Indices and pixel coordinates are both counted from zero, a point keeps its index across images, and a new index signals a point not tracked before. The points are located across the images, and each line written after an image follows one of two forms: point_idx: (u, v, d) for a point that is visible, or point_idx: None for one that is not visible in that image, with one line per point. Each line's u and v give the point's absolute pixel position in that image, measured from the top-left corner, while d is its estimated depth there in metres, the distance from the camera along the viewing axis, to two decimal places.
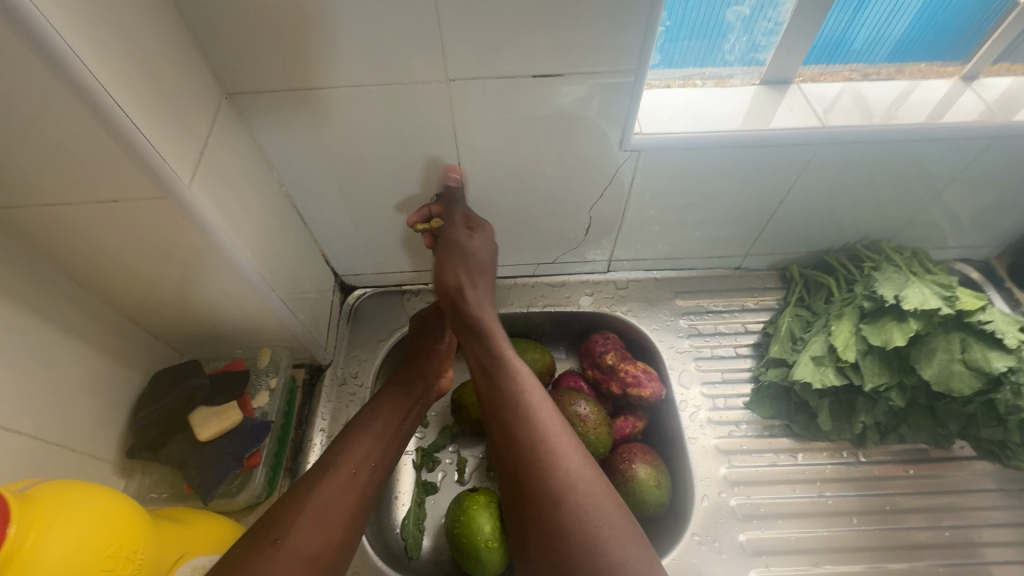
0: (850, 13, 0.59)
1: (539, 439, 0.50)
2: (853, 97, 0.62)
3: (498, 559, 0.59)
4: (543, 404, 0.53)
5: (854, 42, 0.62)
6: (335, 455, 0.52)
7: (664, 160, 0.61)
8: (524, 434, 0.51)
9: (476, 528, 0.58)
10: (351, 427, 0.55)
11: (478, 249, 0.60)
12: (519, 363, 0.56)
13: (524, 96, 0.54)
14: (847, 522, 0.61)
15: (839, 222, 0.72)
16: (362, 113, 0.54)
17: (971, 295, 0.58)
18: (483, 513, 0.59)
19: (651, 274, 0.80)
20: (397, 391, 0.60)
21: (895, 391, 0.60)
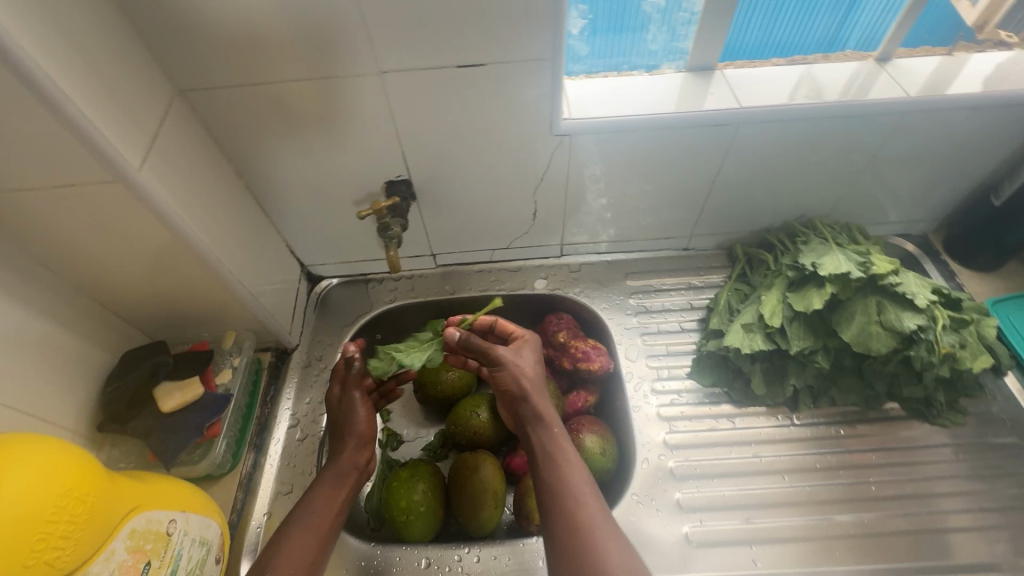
0: (843, 13, 0.65)
1: (580, 518, 0.51)
2: (808, 83, 0.65)
3: (432, 520, 0.66)
4: (583, 489, 0.53)
5: (848, 40, 0.68)
6: (274, 556, 0.54)
7: (594, 144, 0.65)
8: (577, 516, 0.51)
9: (412, 494, 0.65)
10: (286, 525, 0.57)
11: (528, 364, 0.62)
12: (564, 450, 0.56)
13: (455, 86, 0.57)
14: (780, 480, 0.64)
15: (772, 199, 0.76)
16: (305, 106, 0.58)
17: (885, 260, 0.61)
18: (420, 481, 0.66)
19: (602, 257, 0.84)
20: (327, 484, 0.60)
21: (821, 354, 0.64)
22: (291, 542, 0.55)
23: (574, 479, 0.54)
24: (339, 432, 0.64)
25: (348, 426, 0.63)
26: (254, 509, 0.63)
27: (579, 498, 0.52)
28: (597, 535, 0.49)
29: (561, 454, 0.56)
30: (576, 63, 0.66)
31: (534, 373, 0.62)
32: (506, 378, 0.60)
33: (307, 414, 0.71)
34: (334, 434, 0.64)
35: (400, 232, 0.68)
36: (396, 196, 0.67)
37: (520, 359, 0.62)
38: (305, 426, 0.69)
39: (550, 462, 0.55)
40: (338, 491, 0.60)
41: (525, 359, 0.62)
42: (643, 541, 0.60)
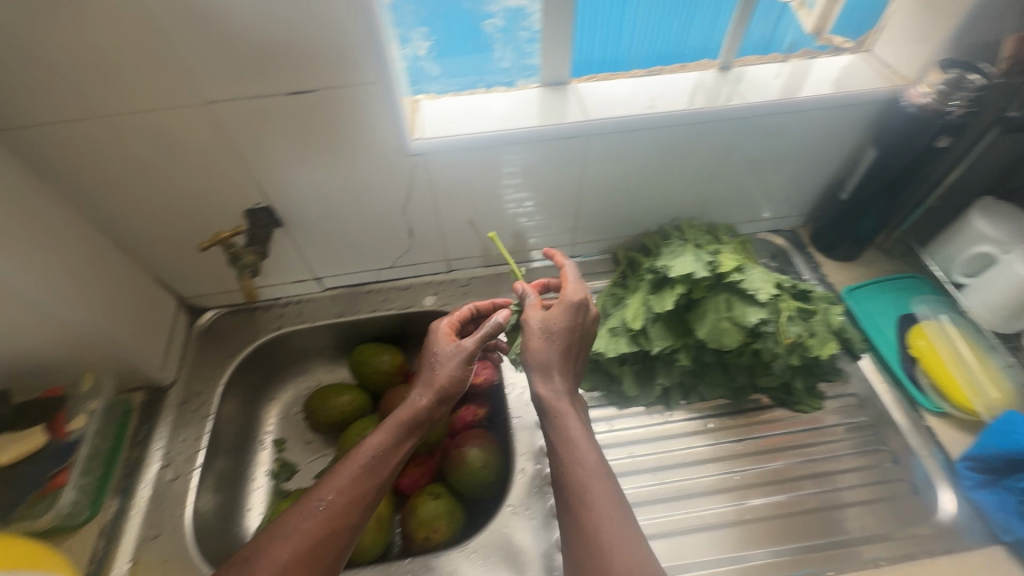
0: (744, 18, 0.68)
1: (590, 509, 0.48)
2: (644, 92, 0.69)
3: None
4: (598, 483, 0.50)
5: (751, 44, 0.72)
6: (272, 542, 0.50)
7: (449, 161, 0.66)
8: (581, 511, 0.49)
9: None
10: (290, 513, 0.52)
11: (563, 325, 0.56)
12: (580, 432, 0.53)
13: (291, 114, 0.57)
14: (651, 477, 0.66)
15: (643, 203, 0.79)
16: (141, 138, 0.57)
17: (731, 258, 0.64)
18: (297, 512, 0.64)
19: (491, 270, 0.85)
20: (360, 465, 0.54)
21: (682, 352, 0.66)
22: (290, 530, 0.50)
23: (586, 470, 0.50)
24: (426, 376, 0.59)
25: (434, 372, 0.58)
26: (117, 558, 0.60)
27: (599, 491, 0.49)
28: (597, 530, 0.47)
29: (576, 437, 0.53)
30: (430, 82, 0.67)
31: (557, 348, 0.56)
32: (535, 342, 0.56)
33: (182, 452, 0.68)
34: (421, 376, 0.59)
35: (255, 259, 0.66)
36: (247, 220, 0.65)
37: (538, 326, 0.56)
38: (177, 466, 0.67)
39: (564, 448, 0.52)
40: (366, 470, 0.54)
41: (558, 324, 0.56)
42: (515, 552, 0.60)
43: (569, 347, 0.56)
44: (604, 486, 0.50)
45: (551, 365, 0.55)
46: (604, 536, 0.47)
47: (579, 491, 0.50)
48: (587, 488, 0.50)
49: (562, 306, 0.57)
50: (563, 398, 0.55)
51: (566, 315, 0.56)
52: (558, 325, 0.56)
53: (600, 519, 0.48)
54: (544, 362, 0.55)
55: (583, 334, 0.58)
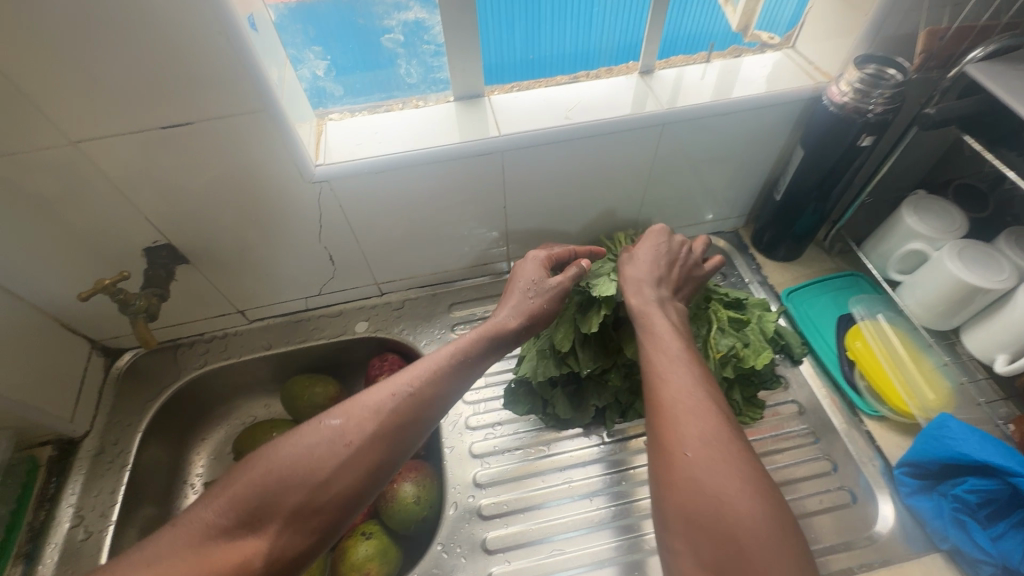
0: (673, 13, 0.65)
1: (662, 407, 0.44)
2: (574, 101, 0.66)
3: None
4: (673, 381, 0.45)
5: (678, 40, 0.69)
6: (273, 457, 0.45)
7: (357, 186, 0.62)
8: (660, 409, 0.44)
9: None
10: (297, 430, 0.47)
11: (647, 250, 0.58)
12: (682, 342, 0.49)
13: (172, 148, 0.53)
14: (587, 504, 0.62)
15: (575, 213, 0.77)
16: (5, 184, 0.52)
17: None
18: None
19: (426, 290, 0.82)
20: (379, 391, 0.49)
21: (613, 373, 0.64)
22: (300, 450, 0.45)
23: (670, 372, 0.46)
24: (507, 294, 0.58)
25: (518, 282, 0.59)
26: None
27: (671, 389, 0.45)
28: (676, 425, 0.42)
29: (665, 343, 0.49)
30: (335, 102, 0.64)
31: (645, 265, 0.57)
32: (636, 266, 0.57)
33: (95, 507, 0.65)
34: (504, 295, 0.59)
35: (148, 301, 0.62)
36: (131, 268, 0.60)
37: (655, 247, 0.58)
38: (90, 523, 0.63)
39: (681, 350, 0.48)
40: (389, 403, 0.48)
41: (648, 249, 0.58)
42: None
43: (666, 263, 0.57)
44: (689, 377, 0.45)
45: (653, 281, 0.55)
46: (695, 455, 0.40)
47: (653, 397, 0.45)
48: (671, 374, 0.46)
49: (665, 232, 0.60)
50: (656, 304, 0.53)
51: (665, 246, 0.59)
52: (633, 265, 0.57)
53: (676, 413, 0.43)
54: (638, 280, 0.55)
55: (670, 254, 0.58)
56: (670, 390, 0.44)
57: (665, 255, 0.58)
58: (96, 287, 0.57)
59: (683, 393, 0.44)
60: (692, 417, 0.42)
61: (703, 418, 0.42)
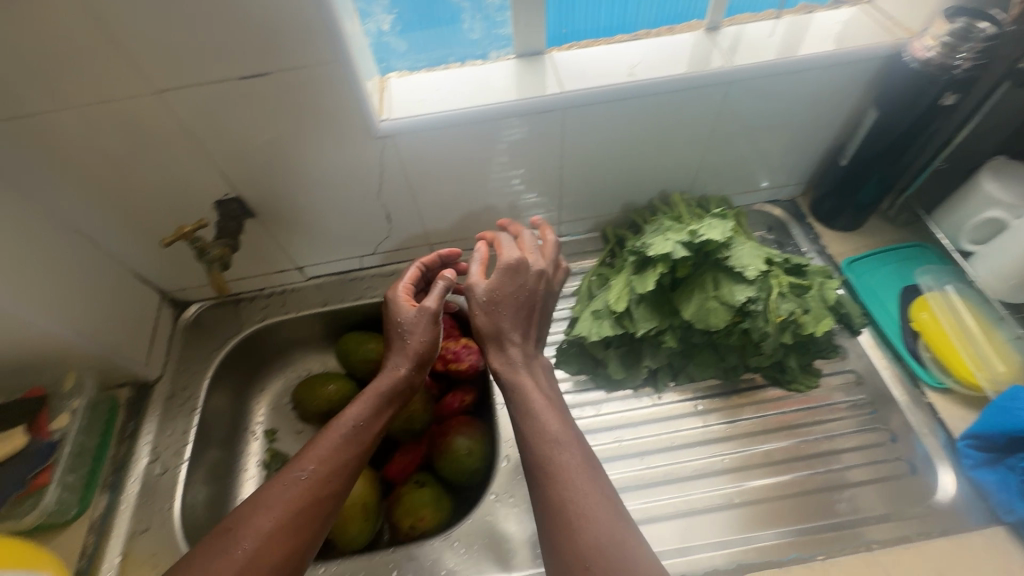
0: None
1: (557, 479, 0.49)
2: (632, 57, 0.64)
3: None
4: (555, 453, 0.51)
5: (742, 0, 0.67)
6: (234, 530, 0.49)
7: (419, 142, 0.63)
8: (558, 486, 0.49)
9: None
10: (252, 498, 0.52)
11: (506, 293, 0.60)
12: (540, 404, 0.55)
13: (248, 100, 0.55)
14: (637, 462, 0.64)
15: (629, 178, 0.76)
16: (92, 131, 0.55)
17: (720, 230, 0.58)
18: None
19: (476, 253, 0.83)
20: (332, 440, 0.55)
21: (668, 334, 0.63)
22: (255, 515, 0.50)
23: (560, 438, 0.52)
24: (400, 346, 0.61)
25: (414, 336, 0.61)
26: (107, 552, 0.61)
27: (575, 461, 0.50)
28: (580, 497, 0.48)
29: (541, 406, 0.54)
30: (399, 60, 0.64)
31: (506, 317, 0.59)
32: (485, 321, 0.60)
33: (169, 446, 0.69)
34: (395, 347, 0.62)
35: (223, 251, 0.64)
36: (216, 216, 0.63)
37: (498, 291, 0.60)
38: (165, 460, 0.68)
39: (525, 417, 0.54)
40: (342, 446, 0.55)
41: (504, 290, 0.60)
42: (499, 542, 0.59)
43: (520, 312, 0.60)
44: (577, 453, 0.51)
45: (506, 335, 0.59)
46: (604, 532, 0.45)
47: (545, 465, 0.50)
48: (556, 460, 0.50)
49: (508, 274, 0.60)
50: (523, 369, 0.58)
51: (524, 285, 0.60)
52: (501, 295, 0.60)
53: (563, 492, 0.48)
54: (502, 332, 0.59)
55: (529, 300, 0.60)
56: (564, 457, 0.50)
57: (523, 299, 0.60)
58: (178, 233, 0.59)
59: (580, 478, 0.49)
60: (595, 506, 0.47)
61: (597, 487, 0.49)
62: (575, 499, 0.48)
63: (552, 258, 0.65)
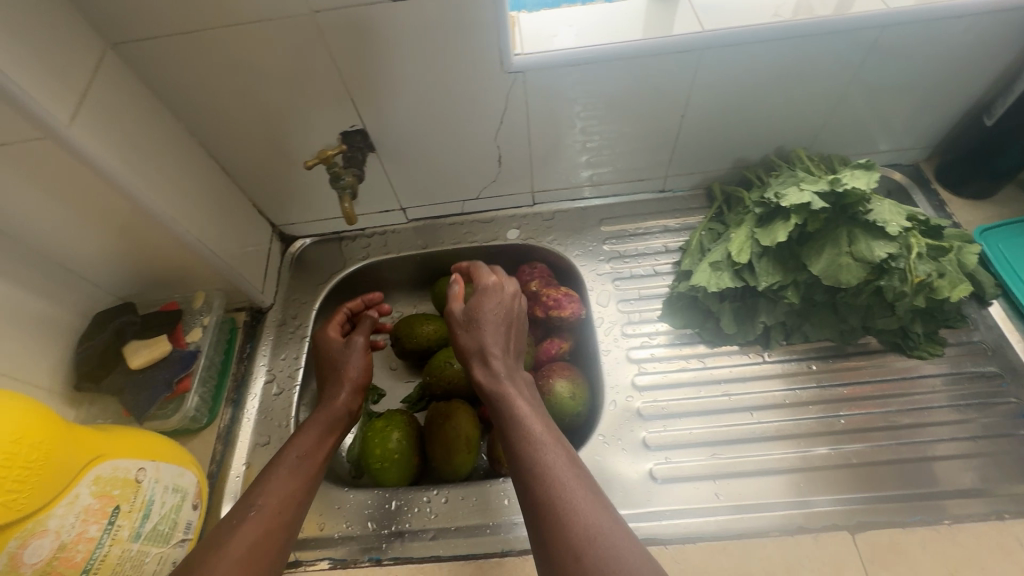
0: None
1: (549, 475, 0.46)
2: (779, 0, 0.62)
3: (408, 465, 0.67)
4: (550, 448, 0.48)
5: None
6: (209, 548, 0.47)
7: (550, 80, 0.62)
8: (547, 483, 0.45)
9: (387, 442, 0.66)
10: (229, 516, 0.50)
11: (489, 311, 0.59)
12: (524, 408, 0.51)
13: (395, 25, 0.55)
14: (748, 416, 0.63)
15: (748, 131, 0.73)
16: (242, 51, 0.56)
17: (865, 181, 0.56)
18: (395, 430, 0.67)
19: (576, 203, 0.82)
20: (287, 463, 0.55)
21: (791, 290, 0.62)
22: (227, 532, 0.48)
23: (542, 438, 0.49)
24: (335, 376, 0.63)
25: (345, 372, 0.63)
26: (233, 460, 0.65)
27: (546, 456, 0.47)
28: (569, 492, 0.44)
29: (525, 412, 0.51)
30: None
31: (498, 335, 0.58)
32: (469, 339, 0.57)
33: (283, 369, 0.72)
34: (329, 378, 0.63)
35: (353, 180, 0.66)
36: (348, 146, 0.66)
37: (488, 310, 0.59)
38: (280, 381, 0.71)
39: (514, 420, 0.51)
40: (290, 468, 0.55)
41: (491, 311, 0.59)
42: (609, 481, 0.59)
43: (497, 327, 0.58)
44: (556, 454, 0.47)
45: (488, 350, 0.56)
46: (599, 527, 0.42)
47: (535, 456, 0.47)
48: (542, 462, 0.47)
49: (485, 297, 0.60)
50: (503, 377, 0.55)
51: (504, 305, 0.60)
52: (487, 309, 0.59)
53: (558, 485, 0.45)
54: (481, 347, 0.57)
55: (507, 317, 0.60)
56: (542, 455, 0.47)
57: (502, 315, 0.59)
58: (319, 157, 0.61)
59: (566, 475, 0.46)
60: (584, 498, 0.44)
61: (573, 480, 0.45)
62: (559, 497, 0.44)
63: (506, 314, 0.60)
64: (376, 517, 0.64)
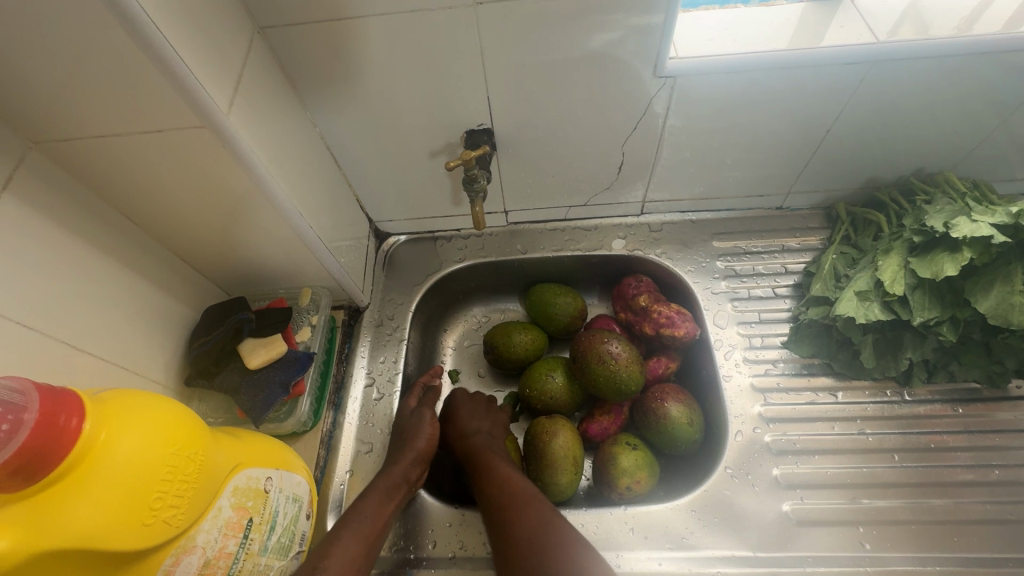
0: None
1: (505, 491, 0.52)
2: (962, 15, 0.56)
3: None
4: (510, 471, 0.54)
5: None
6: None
7: (699, 88, 0.58)
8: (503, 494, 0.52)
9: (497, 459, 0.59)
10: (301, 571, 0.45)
11: (463, 401, 0.66)
12: (493, 453, 0.58)
13: (552, 21, 0.51)
14: (887, 459, 0.59)
15: (891, 155, 0.68)
16: (387, 43, 0.53)
17: None
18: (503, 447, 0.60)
19: (686, 216, 0.78)
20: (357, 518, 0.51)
21: (946, 326, 0.57)
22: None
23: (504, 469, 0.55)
24: (403, 442, 0.59)
25: (409, 439, 0.59)
26: (337, 465, 0.63)
27: (505, 476, 0.54)
28: (519, 500, 0.50)
29: (494, 454, 0.57)
30: None
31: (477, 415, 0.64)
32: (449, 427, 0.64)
33: (383, 373, 0.69)
34: (397, 443, 0.60)
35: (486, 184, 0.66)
36: (479, 145, 0.63)
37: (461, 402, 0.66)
38: (380, 386, 0.68)
39: (477, 460, 0.57)
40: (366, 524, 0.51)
41: (466, 401, 0.66)
42: (740, 518, 0.56)
43: (476, 409, 0.65)
44: (518, 479, 0.53)
45: (462, 426, 0.63)
46: (536, 521, 0.48)
47: (494, 480, 0.54)
48: (505, 483, 0.53)
49: (460, 393, 0.68)
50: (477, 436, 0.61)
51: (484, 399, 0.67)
52: (462, 404, 0.66)
53: (517, 496, 0.51)
54: (459, 425, 0.63)
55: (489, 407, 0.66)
56: (500, 476, 0.54)
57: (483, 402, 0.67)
58: (461, 161, 0.60)
59: (523, 489, 0.52)
60: (536, 503, 0.50)
61: (522, 491, 0.51)
62: (512, 504, 0.50)
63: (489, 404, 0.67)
64: None
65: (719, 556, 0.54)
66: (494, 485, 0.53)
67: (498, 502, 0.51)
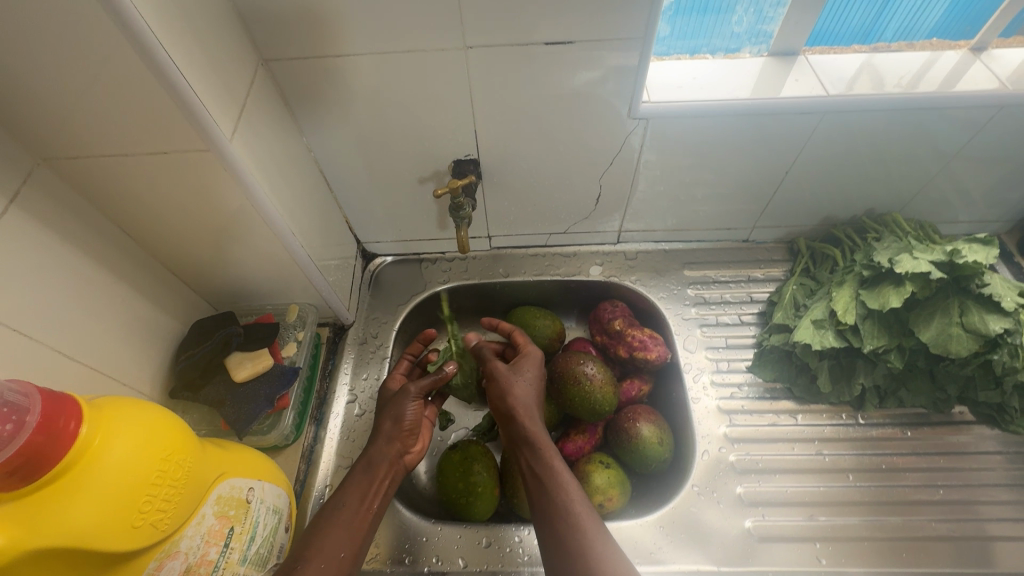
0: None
1: (570, 520, 0.50)
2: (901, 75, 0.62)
3: (492, 499, 0.62)
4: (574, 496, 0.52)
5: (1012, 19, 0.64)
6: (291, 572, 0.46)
7: (670, 128, 0.63)
8: (568, 526, 0.50)
9: (471, 475, 0.61)
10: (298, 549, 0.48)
11: (533, 370, 0.62)
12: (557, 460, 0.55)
13: (535, 64, 0.56)
14: (843, 478, 0.63)
15: (845, 195, 0.74)
16: (382, 79, 0.57)
17: (986, 258, 0.56)
18: (477, 463, 0.62)
19: (659, 246, 0.83)
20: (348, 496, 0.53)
21: (894, 354, 0.62)
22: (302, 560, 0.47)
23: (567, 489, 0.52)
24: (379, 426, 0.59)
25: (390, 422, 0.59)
26: (316, 480, 0.64)
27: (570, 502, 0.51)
28: (589, 537, 0.49)
29: (557, 464, 0.54)
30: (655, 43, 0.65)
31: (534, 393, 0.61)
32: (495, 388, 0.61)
33: (364, 389, 0.71)
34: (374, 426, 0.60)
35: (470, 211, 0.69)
36: (465, 174, 0.67)
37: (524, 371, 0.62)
38: (362, 402, 0.70)
39: (539, 463, 0.55)
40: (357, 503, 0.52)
41: (534, 373, 0.62)
42: (705, 534, 0.59)
43: (535, 385, 0.62)
44: (582, 506, 0.51)
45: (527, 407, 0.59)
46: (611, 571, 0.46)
47: (558, 501, 0.52)
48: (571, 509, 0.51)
49: (528, 358, 0.64)
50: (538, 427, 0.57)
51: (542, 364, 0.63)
52: (529, 373, 0.62)
53: (585, 531, 0.49)
54: (523, 400, 0.59)
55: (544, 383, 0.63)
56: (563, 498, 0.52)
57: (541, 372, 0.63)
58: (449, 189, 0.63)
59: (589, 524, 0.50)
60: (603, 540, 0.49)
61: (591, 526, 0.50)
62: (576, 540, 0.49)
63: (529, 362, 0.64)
64: (466, 553, 0.60)
65: (686, 570, 0.57)
66: (558, 506, 0.51)
67: (562, 532, 0.50)
